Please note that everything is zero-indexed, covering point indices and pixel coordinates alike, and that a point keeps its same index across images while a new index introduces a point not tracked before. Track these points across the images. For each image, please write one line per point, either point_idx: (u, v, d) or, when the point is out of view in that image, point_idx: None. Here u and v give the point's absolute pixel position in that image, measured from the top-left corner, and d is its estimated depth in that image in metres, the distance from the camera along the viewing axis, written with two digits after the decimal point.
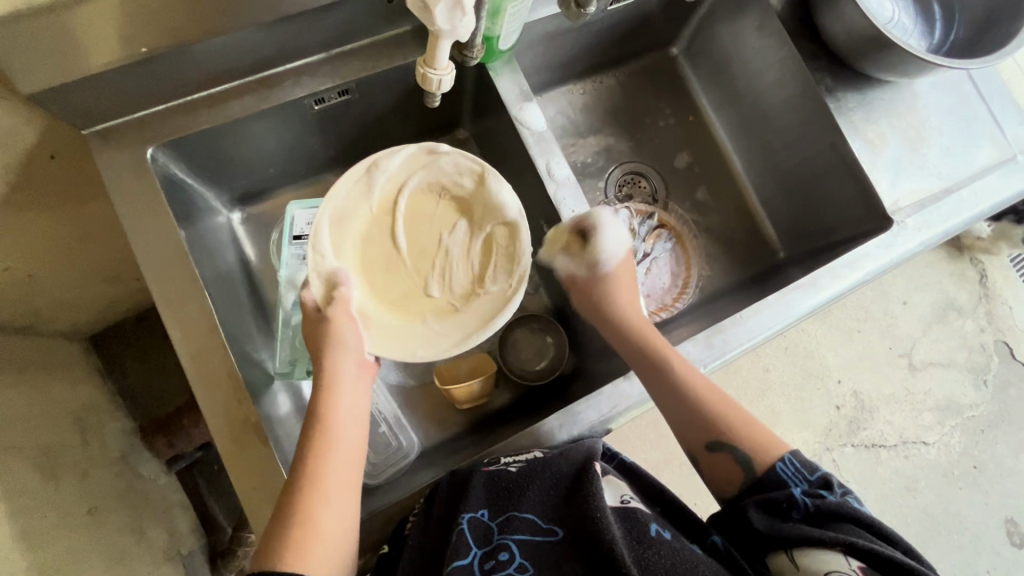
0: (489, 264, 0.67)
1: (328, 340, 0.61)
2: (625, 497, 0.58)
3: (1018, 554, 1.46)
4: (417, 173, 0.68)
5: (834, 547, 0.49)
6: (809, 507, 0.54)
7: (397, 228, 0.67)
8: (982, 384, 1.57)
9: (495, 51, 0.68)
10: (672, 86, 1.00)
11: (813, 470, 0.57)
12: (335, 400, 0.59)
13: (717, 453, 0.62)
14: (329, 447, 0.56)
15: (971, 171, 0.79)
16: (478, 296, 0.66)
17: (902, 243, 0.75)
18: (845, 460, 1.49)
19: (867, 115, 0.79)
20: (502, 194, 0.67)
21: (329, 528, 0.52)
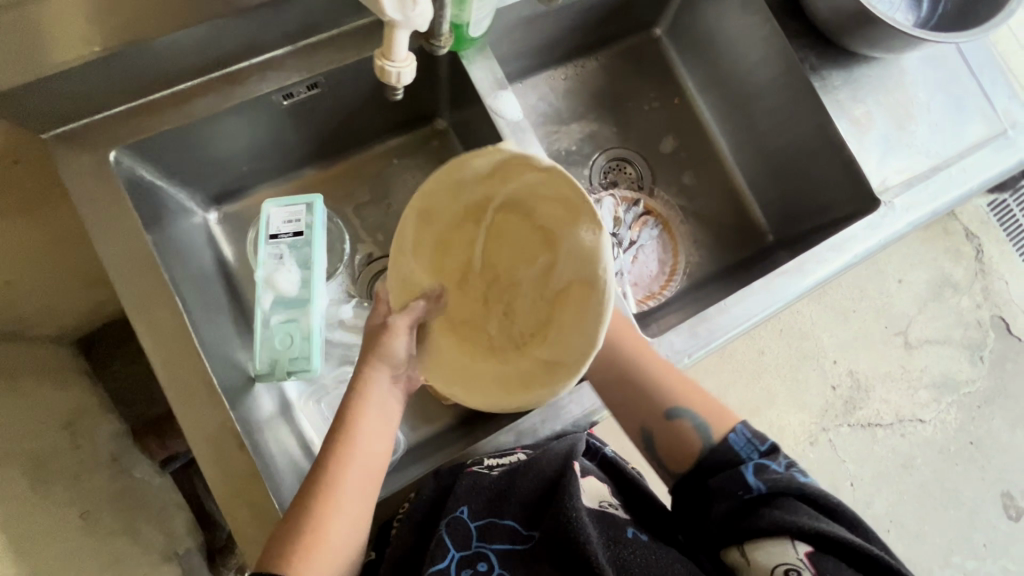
0: (552, 321, 0.62)
1: (378, 349, 0.63)
2: (605, 503, 0.63)
3: (1015, 527, 1.47)
4: (509, 185, 0.64)
5: (784, 534, 0.51)
6: (760, 489, 0.54)
7: (477, 241, 0.68)
8: (978, 360, 1.57)
9: (466, 38, 0.66)
10: (657, 68, 0.98)
11: (762, 441, 0.59)
12: (364, 409, 0.61)
13: (675, 422, 0.64)
14: (351, 457, 0.58)
15: (961, 147, 0.77)
16: (534, 349, 0.63)
17: (891, 224, 0.73)
18: (841, 440, 1.49)
19: (854, 93, 0.77)
20: (587, 243, 0.58)
21: (337, 541, 0.54)
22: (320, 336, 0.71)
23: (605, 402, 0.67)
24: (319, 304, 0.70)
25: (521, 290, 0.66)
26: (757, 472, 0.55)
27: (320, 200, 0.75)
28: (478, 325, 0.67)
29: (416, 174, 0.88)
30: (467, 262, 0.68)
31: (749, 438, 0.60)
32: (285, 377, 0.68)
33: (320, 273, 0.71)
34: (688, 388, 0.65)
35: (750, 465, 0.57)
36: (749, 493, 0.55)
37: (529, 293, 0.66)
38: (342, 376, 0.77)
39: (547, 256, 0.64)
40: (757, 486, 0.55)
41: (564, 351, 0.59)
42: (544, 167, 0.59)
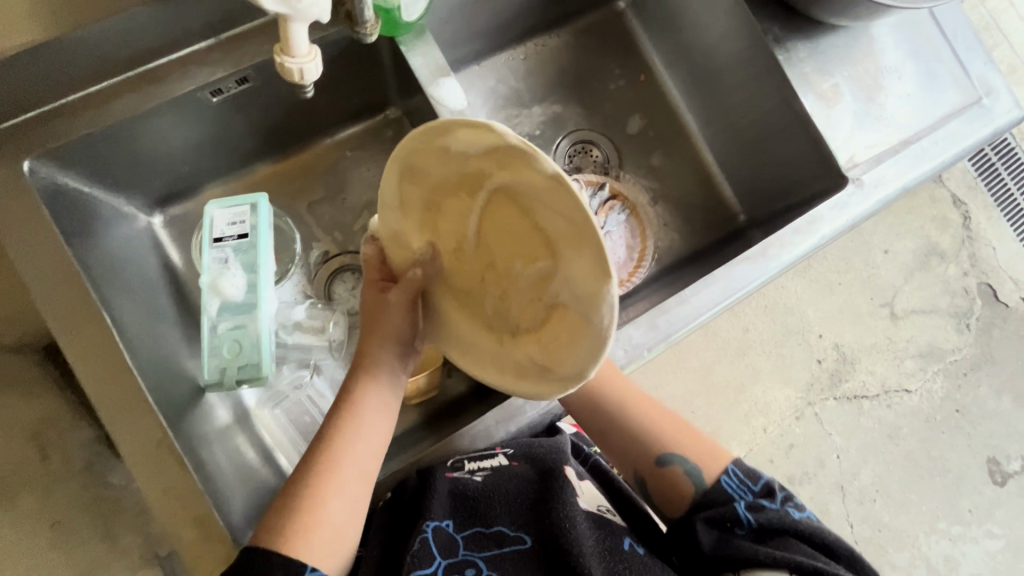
0: (546, 329, 0.56)
1: (381, 325, 0.66)
2: (601, 509, 0.67)
3: (1001, 493, 1.48)
4: (507, 173, 0.51)
5: (780, 568, 0.55)
6: (753, 524, 0.59)
7: (472, 211, 0.56)
8: (965, 329, 1.56)
9: (399, 23, 0.62)
10: (621, 44, 0.94)
11: (756, 479, 0.63)
12: (367, 383, 0.64)
13: (669, 469, 0.66)
14: (353, 427, 0.61)
15: (933, 118, 0.74)
16: (526, 345, 0.58)
17: (859, 202, 0.70)
18: (828, 414, 1.49)
19: (820, 65, 0.73)
20: (584, 282, 0.49)
21: (338, 510, 0.56)
22: (269, 341, 0.68)
23: (606, 445, 0.72)
24: (267, 308, 0.68)
25: (517, 284, 0.56)
26: (751, 509, 0.60)
27: (265, 199, 0.72)
28: (474, 301, 0.61)
29: (372, 166, 0.84)
30: (465, 234, 0.59)
31: (741, 478, 0.64)
32: (235, 385, 0.66)
33: (267, 276, 0.69)
34: (680, 433, 0.68)
35: (743, 501, 0.61)
36: (741, 527, 0.59)
37: (527, 289, 0.56)
38: (298, 380, 0.75)
39: (550, 262, 0.52)
40: (750, 521, 0.59)
41: (558, 355, 0.55)
42: (550, 173, 0.47)
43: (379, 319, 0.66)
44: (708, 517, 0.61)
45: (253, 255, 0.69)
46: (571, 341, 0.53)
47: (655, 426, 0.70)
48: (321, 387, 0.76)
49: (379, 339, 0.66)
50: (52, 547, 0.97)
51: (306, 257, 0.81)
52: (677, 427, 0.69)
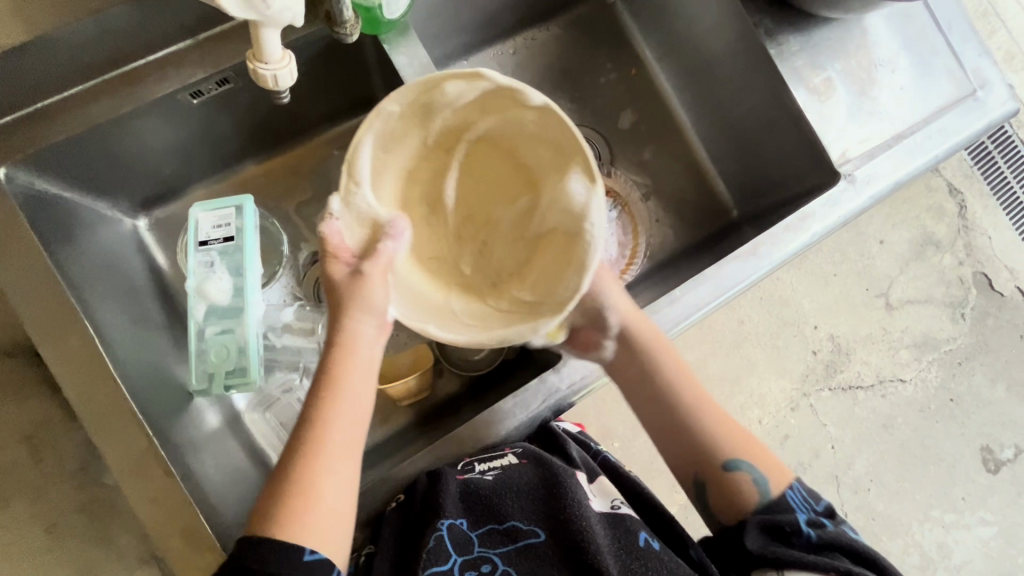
0: (533, 264, 0.66)
1: (354, 297, 0.59)
2: (614, 505, 0.67)
3: (994, 481, 1.49)
4: (489, 121, 0.65)
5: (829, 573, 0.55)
6: (812, 537, 0.59)
7: (448, 174, 0.68)
8: (960, 318, 1.56)
9: (381, 21, 0.59)
10: (612, 36, 0.92)
11: (818, 501, 0.63)
12: (343, 361, 0.58)
13: (734, 475, 0.64)
14: (333, 411, 0.56)
15: (926, 112, 0.73)
16: (511, 288, 0.66)
17: (850, 198, 0.69)
18: (823, 404, 1.49)
19: (813, 58, 0.72)
20: (572, 192, 0.61)
21: (334, 493, 0.53)
22: (257, 345, 0.68)
23: (667, 444, 0.68)
24: (254, 312, 0.67)
25: (499, 228, 0.69)
26: (811, 524, 0.60)
27: (251, 201, 0.71)
28: (450, 261, 0.69)
29: None
30: (439, 197, 0.69)
31: (804, 497, 0.63)
32: (223, 392, 0.65)
33: (253, 281, 0.68)
34: (745, 439, 0.66)
35: (802, 514, 0.61)
36: (798, 536, 0.59)
37: (509, 229, 0.69)
38: (288, 384, 0.74)
39: (531, 196, 0.67)
40: (809, 532, 0.59)
41: (540, 287, 0.64)
42: (537, 105, 0.58)
43: (354, 296, 0.59)
44: (765, 522, 0.61)
45: (239, 259, 0.68)
46: (558, 263, 0.63)
47: (720, 429, 0.66)
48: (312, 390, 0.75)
49: (355, 316, 0.59)
50: (47, 548, 0.97)
51: (295, 258, 0.80)
52: (743, 434, 0.67)
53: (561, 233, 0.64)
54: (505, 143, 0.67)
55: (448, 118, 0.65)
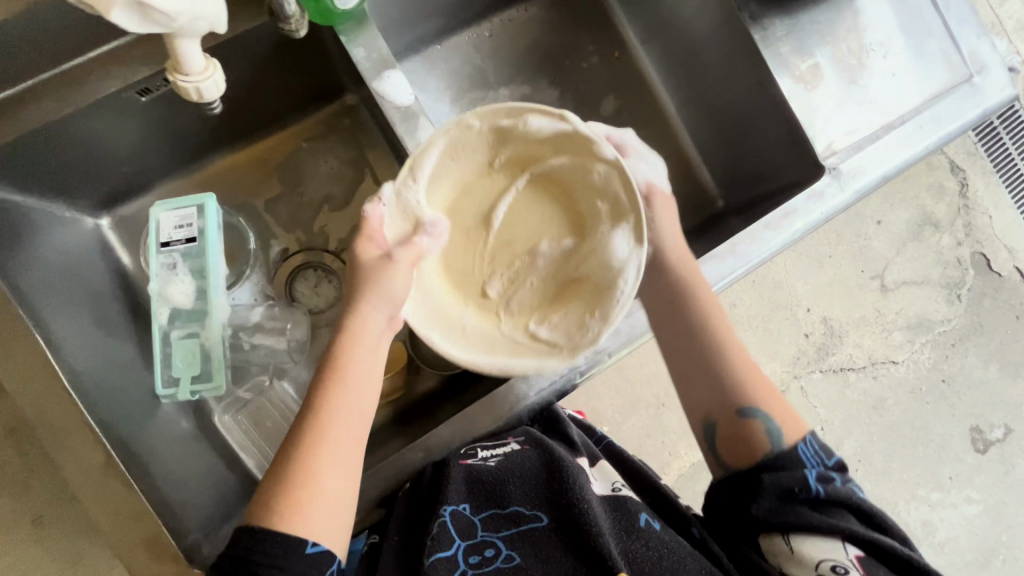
0: (557, 308, 0.62)
1: (376, 284, 0.57)
2: (615, 488, 0.66)
3: (980, 461, 1.50)
4: (559, 160, 0.63)
5: (835, 536, 0.53)
6: (820, 495, 0.55)
7: (501, 201, 0.65)
8: (954, 299, 1.54)
9: (333, 12, 0.55)
10: (594, 16, 0.88)
11: (830, 454, 0.58)
12: (354, 351, 0.57)
13: (748, 422, 0.60)
14: (341, 402, 0.55)
15: (919, 100, 0.69)
16: (529, 325, 0.62)
17: (834, 195, 0.66)
18: (813, 387, 1.49)
19: (800, 44, 0.68)
20: (614, 246, 0.60)
21: (331, 491, 0.52)
22: (223, 349, 0.67)
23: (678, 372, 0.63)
24: (219, 315, 0.67)
25: (536, 264, 0.64)
26: (821, 480, 0.56)
27: (214, 200, 0.68)
28: (475, 284, 0.64)
29: (330, 158, 0.80)
30: (479, 214, 0.65)
31: (816, 449, 0.59)
32: (190, 396, 0.64)
33: (217, 282, 0.67)
34: (764, 387, 0.62)
35: (811, 466, 0.57)
36: (809, 497, 0.55)
37: (544, 268, 0.64)
38: (257, 386, 0.73)
39: (572, 238, 0.64)
40: (821, 491, 0.55)
41: (561, 327, 0.61)
42: (608, 159, 0.60)
43: (374, 285, 0.57)
44: (774, 482, 0.56)
45: (203, 262, 0.67)
46: (584, 309, 0.61)
47: (742, 372, 0.62)
48: (287, 391, 0.74)
49: (369, 306, 0.57)
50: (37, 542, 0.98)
51: (265, 255, 0.78)
52: (763, 382, 0.62)
53: (593, 279, 0.61)
54: (566, 185, 0.65)
55: (521, 149, 0.63)
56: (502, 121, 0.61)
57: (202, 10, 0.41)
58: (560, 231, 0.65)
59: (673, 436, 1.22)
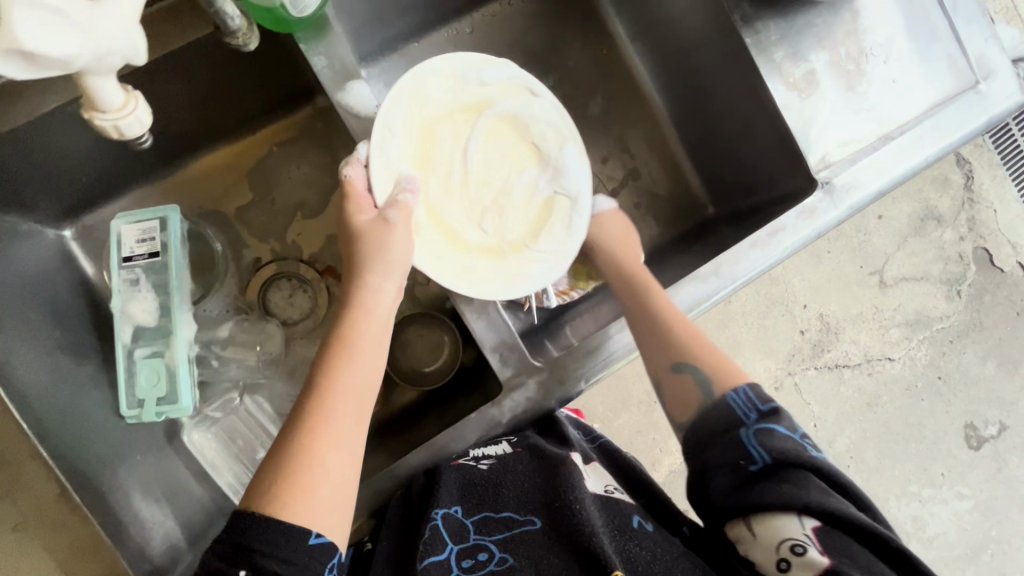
0: (546, 235, 0.64)
1: (378, 247, 0.57)
2: (610, 489, 0.62)
3: (973, 457, 1.49)
4: (507, 97, 0.64)
5: (790, 510, 0.49)
6: (766, 460, 0.51)
7: (467, 142, 0.63)
8: (954, 295, 1.51)
9: (289, 20, 0.51)
10: (582, 12, 0.83)
11: (765, 401, 0.55)
12: (361, 319, 0.58)
13: (678, 375, 0.60)
14: (347, 372, 0.55)
15: (919, 109, 0.65)
16: (525, 252, 0.63)
17: (827, 211, 0.62)
18: (807, 383, 1.47)
19: (795, 49, 0.63)
20: (572, 169, 0.66)
21: (336, 461, 0.51)
22: (189, 368, 0.65)
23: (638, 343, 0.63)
24: (184, 333, 0.65)
25: (512, 200, 0.64)
26: (763, 444, 0.51)
27: (178, 213, 0.66)
28: (463, 226, 0.62)
29: (302, 164, 0.78)
30: (453, 161, 0.62)
31: (750, 397, 0.56)
32: (154, 417, 0.62)
33: (181, 299, 0.65)
34: (698, 340, 0.61)
35: (754, 428, 0.53)
36: (753, 465, 0.51)
37: (521, 203, 0.64)
38: (227, 405, 0.72)
39: (539, 169, 0.65)
40: (767, 457, 0.51)
41: (557, 252, 0.64)
42: (541, 94, 0.65)
43: (374, 249, 0.57)
44: (719, 459, 0.53)
45: (168, 278, 0.65)
46: (566, 226, 0.65)
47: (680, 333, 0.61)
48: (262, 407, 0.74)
49: (375, 275, 0.58)
50: None
51: (238, 264, 0.77)
52: (699, 339, 0.61)
53: (569, 199, 0.65)
54: (519, 123, 0.65)
55: (470, 96, 0.63)
56: (445, 68, 0.62)
57: (109, 48, 0.35)
58: (527, 168, 0.65)
59: (664, 434, 1.21)
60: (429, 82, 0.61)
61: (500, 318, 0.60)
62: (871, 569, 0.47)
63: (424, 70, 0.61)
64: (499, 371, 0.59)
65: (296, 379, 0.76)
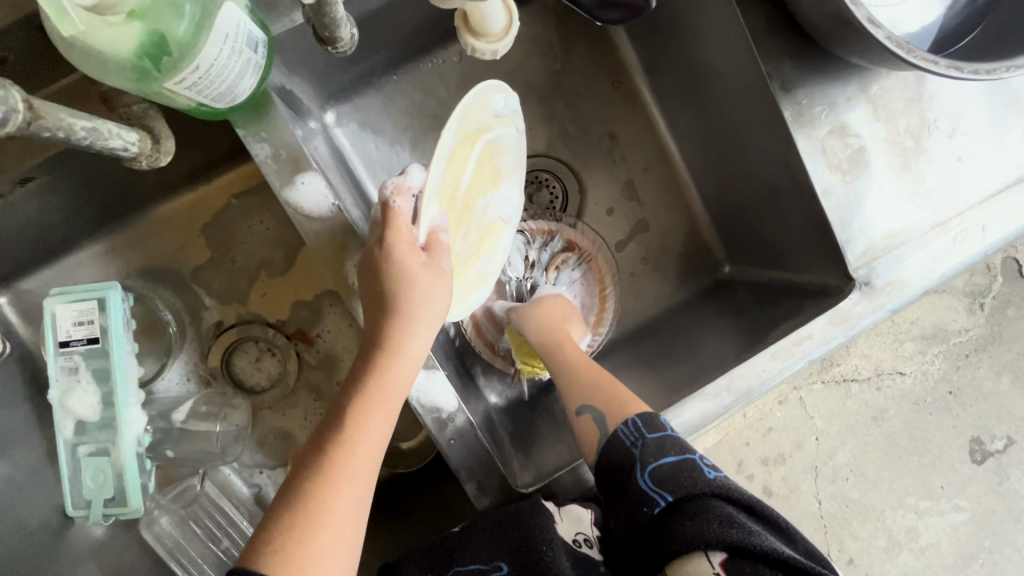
0: (484, 255, 0.61)
1: (419, 292, 0.47)
2: (582, 537, 0.52)
3: (976, 473, 1.06)
4: (507, 125, 0.58)
5: (696, 551, 0.44)
6: (664, 500, 0.47)
7: (466, 169, 0.55)
8: (976, 309, 1.10)
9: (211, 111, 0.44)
10: (589, 41, 0.72)
11: (651, 428, 0.51)
12: (391, 361, 0.47)
13: (580, 421, 0.56)
14: (371, 425, 0.45)
15: (987, 188, 0.55)
16: (469, 273, 0.59)
17: (863, 314, 0.53)
18: (814, 402, 1.05)
19: (841, 127, 0.53)
20: (511, 192, 0.63)
21: (346, 530, 0.42)
22: (139, 465, 0.59)
23: (564, 386, 0.59)
24: (131, 430, 0.58)
25: (475, 223, 0.58)
26: (654, 480, 0.48)
27: (120, 291, 0.58)
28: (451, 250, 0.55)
29: (264, 218, 0.71)
30: (458, 184, 0.54)
31: (638, 429, 0.51)
32: (102, 520, 0.57)
33: (127, 392, 0.59)
34: (601, 377, 0.58)
35: (646, 465, 0.49)
36: (653, 507, 0.47)
37: (480, 227, 0.59)
38: (187, 494, 0.65)
39: (497, 192, 0.61)
40: (662, 496, 0.47)
41: (491, 272, 0.62)
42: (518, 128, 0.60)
43: (419, 298, 0.47)
44: (623, 508, 0.49)
45: (115, 367, 0.58)
46: (501, 251, 0.63)
47: (592, 375, 0.58)
48: (232, 478, 0.69)
49: (417, 323, 0.47)
50: None
51: (197, 327, 0.70)
52: (612, 379, 0.58)
53: (507, 227, 0.63)
54: (502, 148, 0.60)
55: (487, 118, 0.56)
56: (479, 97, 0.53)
57: None
58: (495, 193, 0.60)
59: None
60: (471, 101, 0.52)
61: (475, 440, 0.53)
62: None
63: (472, 95, 0.52)
64: (476, 500, 0.54)
65: (266, 449, 0.70)
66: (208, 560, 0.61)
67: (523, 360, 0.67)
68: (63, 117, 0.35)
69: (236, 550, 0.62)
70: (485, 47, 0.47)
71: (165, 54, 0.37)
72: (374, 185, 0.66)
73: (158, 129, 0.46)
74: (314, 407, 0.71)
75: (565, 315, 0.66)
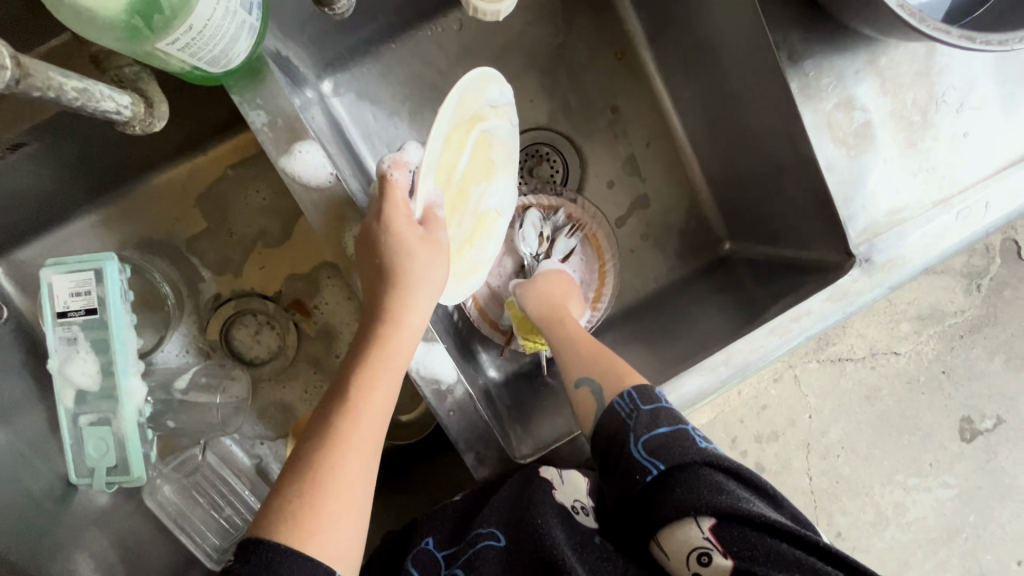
0: (479, 240, 0.60)
1: (418, 266, 0.47)
2: (578, 504, 0.52)
3: (964, 451, 1.08)
4: (500, 116, 0.58)
5: (685, 517, 0.44)
6: (656, 469, 0.46)
7: (460, 157, 0.55)
8: (973, 290, 1.10)
9: (205, 75, 0.43)
10: (593, 11, 0.70)
11: (646, 401, 0.50)
12: (392, 332, 0.47)
13: (578, 394, 0.56)
14: (374, 395, 0.45)
15: (991, 166, 0.54)
16: (464, 261, 0.59)
17: (862, 290, 0.53)
18: (809, 379, 1.06)
19: (848, 99, 0.52)
20: (506, 184, 0.62)
21: (355, 498, 0.42)
22: (141, 434, 0.60)
23: (565, 361, 0.59)
24: (132, 399, 0.59)
25: (471, 209, 0.58)
26: (646, 450, 0.47)
27: (116, 262, 0.58)
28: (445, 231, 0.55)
29: (262, 188, 0.70)
30: (453, 167, 0.54)
31: (634, 400, 0.51)
32: (106, 488, 0.58)
33: (126, 362, 0.59)
34: (600, 353, 0.58)
35: (639, 436, 0.48)
36: (645, 477, 0.46)
37: (476, 214, 0.59)
38: (188, 463, 0.65)
39: (492, 182, 0.60)
40: (654, 465, 0.46)
41: (482, 261, 0.62)
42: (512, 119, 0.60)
43: (417, 269, 0.47)
44: (617, 477, 0.48)
45: (113, 339, 0.58)
46: (495, 241, 0.62)
47: (590, 351, 0.59)
48: (234, 449, 0.69)
49: (416, 292, 0.47)
50: None
51: (195, 300, 0.70)
52: (609, 354, 0.58)
53: (501, 218, 0.63)
54: (496, 139, 0.59)
55: (482, 107, 0.55)
56: (473, 87, 0.53)
57: None
58: (490, 181, 0.60)
59: None
60: (468, 86, 0.52)
61: (474, 412, 0.54)
62: (775, 556, 0.41)
63: (468, 82, 0.52)
64: (474, 470, 0.55)
65: (266, 421, 0.71)
66: (210, 526, 0.62)
67: (524, 336, 0.66)
68: (52, 79, 0.34)
69: (239, 518, 0.64)
70: (487, 7, 0.50)
71: (156, 12, 0.35)
72: (371, 155, 0.65)
73: (150, 93, 0.46)
74: (314, 379, 0.71)
75: (566, 292, 0.66)
